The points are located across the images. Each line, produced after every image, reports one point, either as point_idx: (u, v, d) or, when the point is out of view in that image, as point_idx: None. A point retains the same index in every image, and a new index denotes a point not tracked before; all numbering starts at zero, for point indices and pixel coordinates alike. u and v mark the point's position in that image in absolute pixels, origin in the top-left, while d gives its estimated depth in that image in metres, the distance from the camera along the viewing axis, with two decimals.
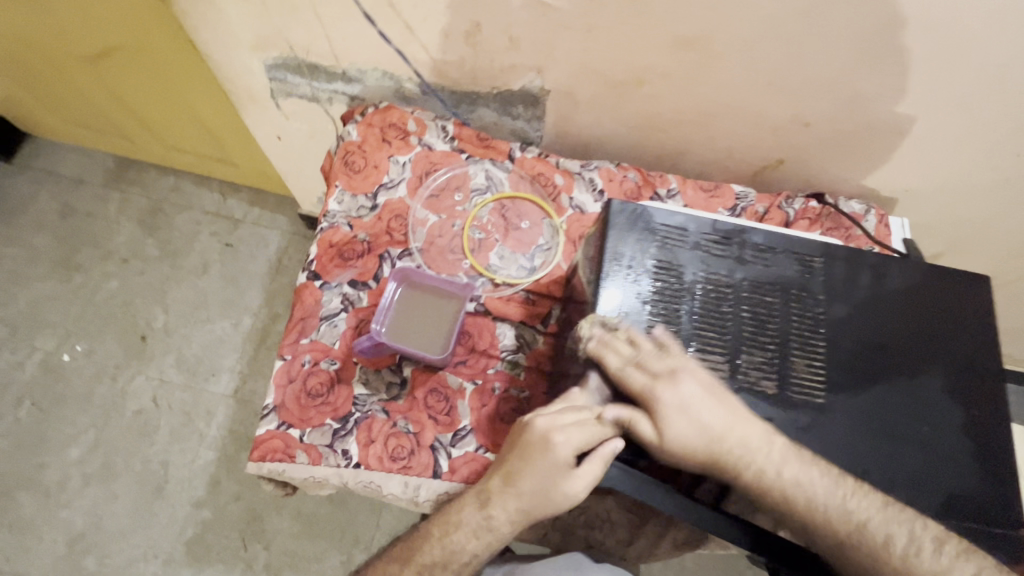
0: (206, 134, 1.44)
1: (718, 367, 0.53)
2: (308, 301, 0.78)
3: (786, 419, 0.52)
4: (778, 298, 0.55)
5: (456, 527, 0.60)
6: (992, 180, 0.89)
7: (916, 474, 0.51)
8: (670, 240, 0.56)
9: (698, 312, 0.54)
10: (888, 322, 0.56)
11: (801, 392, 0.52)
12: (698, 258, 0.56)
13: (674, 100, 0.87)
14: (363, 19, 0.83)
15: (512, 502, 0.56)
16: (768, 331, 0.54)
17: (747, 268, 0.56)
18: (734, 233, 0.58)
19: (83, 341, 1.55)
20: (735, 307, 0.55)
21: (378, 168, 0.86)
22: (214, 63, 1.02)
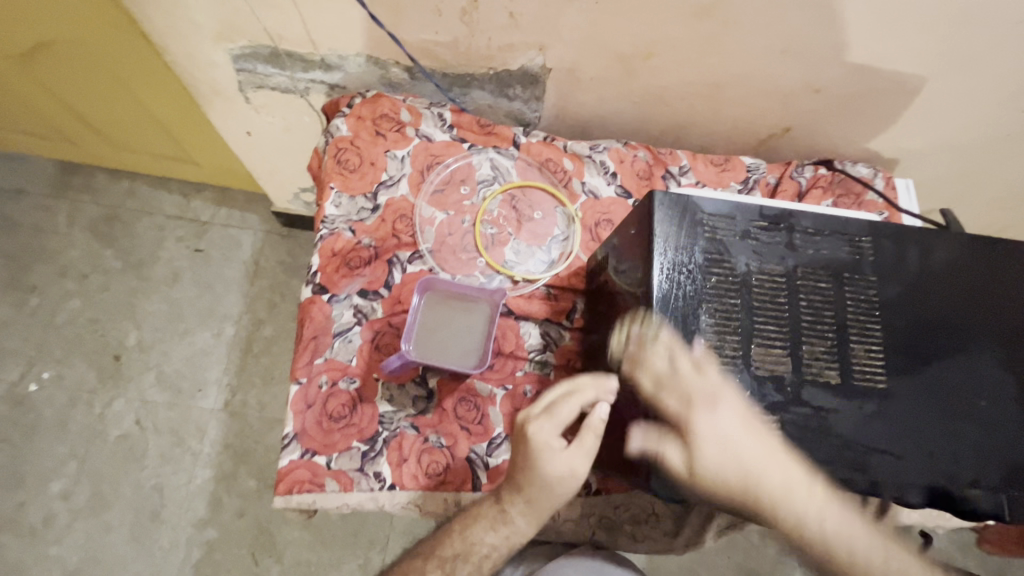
0: (162, 133, 1.32)
1: (781, 362, 0.51)
2: (318, 317, 0.72)
3: (852, 408, 0.50)
4: (832, 283, 0.54)
5: (476, 523, 0.63)
6: (993, 135, 0.89)
7: (982, 452, 0.51)
8: (719, 231, 0.54)
9: (754, 307, 0.52)
10: (940, 299, 0.55)
11: (863, 378, 0.51)
12: (748, 248, 0.54)
13: (683, 71, 0.83)
14: (345, 1, 0.75)
15: (522, 505, 0.61)
16: (826, 319, 0.53)
17: (798, 254, 0.54)
18: (781, 218, 0.55)
19: (49, 368, 1.43)
20: (789, 297, 0.53)
21: (375, 164, 0.80)
22: (171, 55, 0.91)
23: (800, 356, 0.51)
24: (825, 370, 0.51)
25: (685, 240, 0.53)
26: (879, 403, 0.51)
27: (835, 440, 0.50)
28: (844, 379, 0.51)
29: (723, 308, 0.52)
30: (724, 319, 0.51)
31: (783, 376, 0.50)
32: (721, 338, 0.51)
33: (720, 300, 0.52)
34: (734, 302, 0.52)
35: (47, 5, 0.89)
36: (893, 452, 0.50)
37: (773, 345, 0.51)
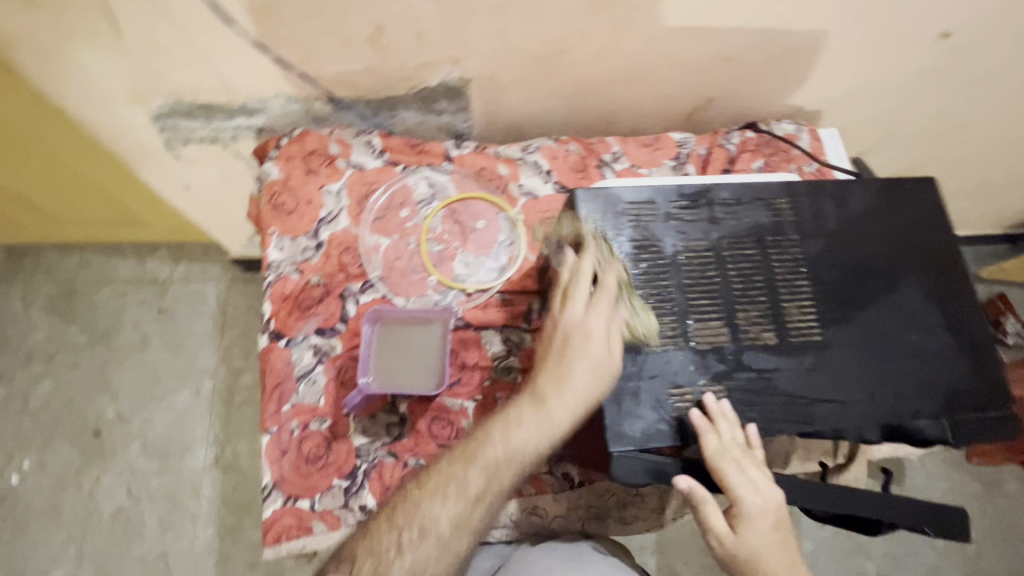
0: (102, 201, 1.29)
1: (720, 334, 0.52)
2: (278, 363, 0.72)
3: (792, 365, 0.52)
4: (756, 248, 0.56)
5: (518, 429, 0.53)
6: (904, 73, 0.92)
7: (919, 383, 0.53)
8: (642, 217, 0.56)
9: (687, 285, 0.54)
10: (862, 244, 0.57)
11: (798, 334, 0.53)
12: (672, 228, 0.56)
13: (599, 62, 0.83)
14: (251, 47, 0.75)
15: (571, 400, 0.51)
16: (755, 283, 0.55)
17: (721, 226, 0.56)
18: (699, 195, 0.57)
19: (30, 456, 1.40)
20: (718, 268, 0.55)
21: (311, 203, 0.80)
22: (91, 125, 0.90)
23: (737, 324, 0.53)
24: (762, 332, 0.53)
25: (610, 232, 0.55)
26: (816, 354, 0.53)
27: (781, 397, 0.52)
28: (781, 338, 0.53)
29: (656, 291, 0.53)
30: (660, 301, 0.53)
31: (724, 346, 0.52)
32: (659, 320, 0.53)
33: (652, 283, 0.54)
34: (666, 283, 0.54)
35: None
36: (837, 399, 0.52)
37: (709, 318, 0.53)
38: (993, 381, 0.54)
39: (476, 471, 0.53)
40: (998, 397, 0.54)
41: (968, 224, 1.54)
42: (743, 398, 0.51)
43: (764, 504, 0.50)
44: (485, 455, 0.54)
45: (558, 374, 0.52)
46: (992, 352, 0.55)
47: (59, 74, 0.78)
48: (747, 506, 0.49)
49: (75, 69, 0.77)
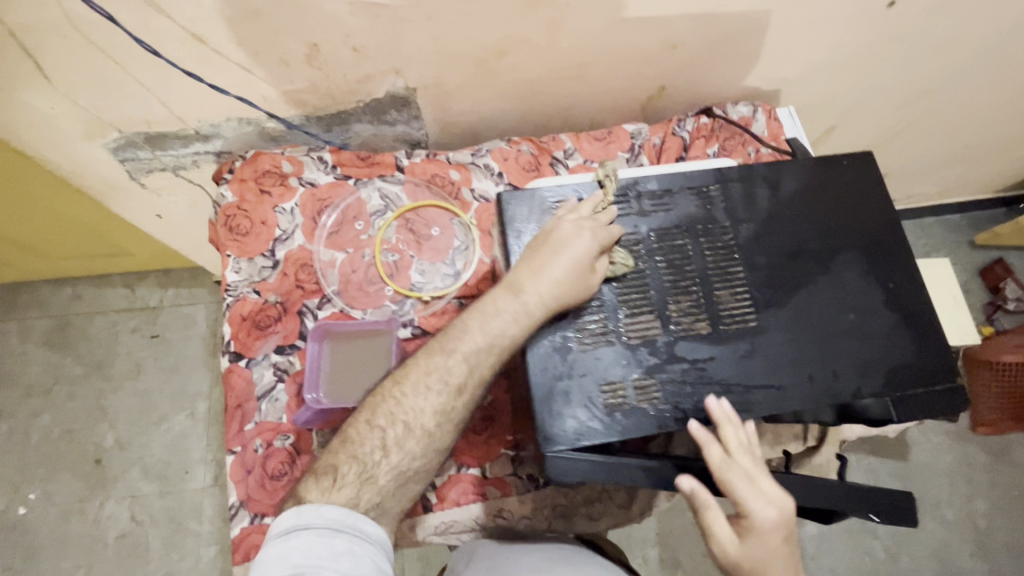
0: (84, 236, 1.31)
1: (652, 327, 0.52)
2: (239, 384, 0.73)
3: (725, 353, 0.52)
4: (686, 238, 0.55)
5: (496, 317, 0.53)
6: (856, 45, 0.91)
7: (859, 361, 0.53)
8: (569, 215, 0.56)
9: (617, 279, 0.54)
10: (796, 226, 0.56)
11: (731, 322, 0.53)
12: (600, 225, 0.55)
13: (541, 61, 0.83)
14: (187, 77, 0.76)
15: (547, 288, 0.51)
16: (687, 273, 0.54)
17: (651, 219, 0.56)
18: (627, 189, 0.57)
19: (35, 487, 1.43)
20: (648, 261, 0.54)
21: (266, 223, 0.81)
22: (55, 164, 0.93)
23: (669, 316, 0.53)
24: (694, 323, 0.53)
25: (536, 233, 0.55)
26: (750, 341, 0.52)
27: (715, 387, 0.51)
28: (714, 327, 0.52)
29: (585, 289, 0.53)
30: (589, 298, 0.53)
31: (656, 339, 0.52)
32: (589, 317, 0.53)
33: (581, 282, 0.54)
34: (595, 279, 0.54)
35: None
36: (774, 385, 0.51)
37: (640, 313, 0.52)
38: (938, 354, 0.53)
39: (456, 362, 0.55)
40: (942, 370, 0.53)
41: (954, 191, 1.51)
42: (676, 390, 0.51)
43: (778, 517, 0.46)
44: (465, 344, 0.55)
45: (539, 267, 0.52)
46: (935, 326, 0.54)
47: (13, 119, 0.80)
48: (758, 520, 0.45)
49: (28, 113, 0.79)
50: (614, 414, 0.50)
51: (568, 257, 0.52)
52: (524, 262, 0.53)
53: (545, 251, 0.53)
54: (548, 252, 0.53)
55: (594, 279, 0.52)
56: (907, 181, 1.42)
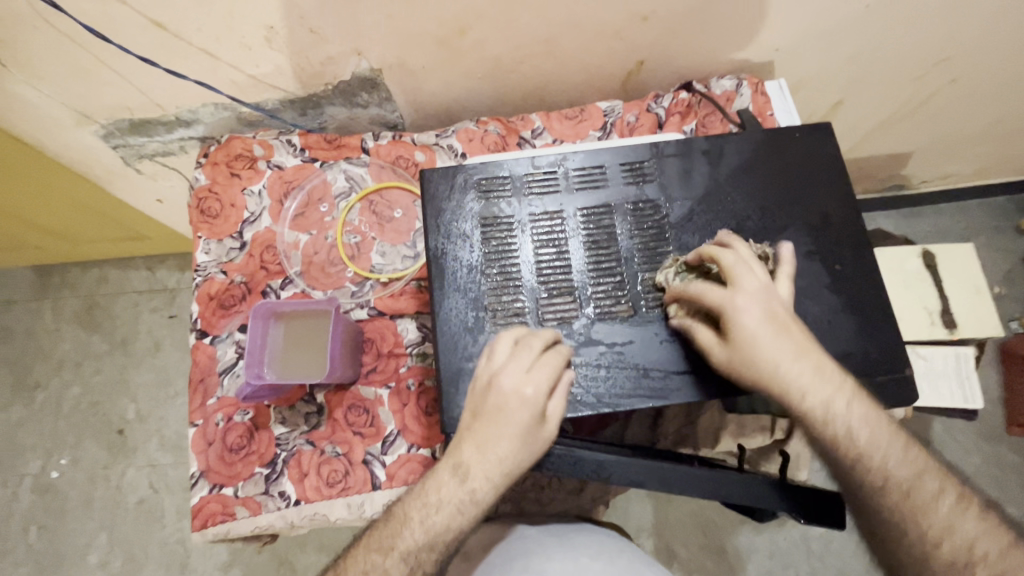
0: (101, 219, 1.28)
1: (569, 308, 0.54)
2: (203, 360, 0.76)
3: (646, 335, 0.53)
4: (612, 217, 0.56)
5: (437, 510, 0.50)
6: (853, 11, 0.83)
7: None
8: (493, 194, 0.57)
9: (538, 258, 0.55)
10: (733, 203, 0.56)
11: (654, 305, 0.54)
12: (526, 203, 0.57)
13: (505, 36, 0.80)
14: (146, 64, 0.78)
15: (493, 467, 0.48)
16: (611, 254, 0.55)
17: (578, 197, 0.57)
18: (555, 165, 0.58)
19: (66, 453, 1.44)
20: (573, 242, 0.56)
21: (235, 205, 0.83)
22: (53, 147, 0.97)
23: (588, 297, 0.54)
24: (615, 306, 0.54)
25: (460, 211, 0.57)
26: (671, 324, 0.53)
27: (631, 369, 0.52)
28: (635, 309, 0.54)
29: (505, 270, 0.55)
30: (507, 278, 0.55)
31: (573, 322, 0.54)
32: (506, 297, 0.55)
33: (500, 264, 0.55)
34: (516, 257, 0.55)
35: None
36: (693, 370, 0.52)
37: (558, 297, 0.54)
38: (882, 343, 0.53)
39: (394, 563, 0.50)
40: (886, 359, 0.52)
41: (995, 170, 1.38)
42: (592, 374, 0.52)
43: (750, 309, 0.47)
44: (403, 542, 0.50)
45: (456, 331, 0.54)
46: (880, 310, 0.54)
47: (5, 106, 0.84)
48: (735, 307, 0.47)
49: (16, 98, 0.83)
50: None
51: (510, 427, 0.48)
52: (463, 437, 0.49)
53: (484, 422, 0.48)
54: (487, 423, 0.48)
55: (544, 439, 0.49)
56: (937, 159, 1.30)
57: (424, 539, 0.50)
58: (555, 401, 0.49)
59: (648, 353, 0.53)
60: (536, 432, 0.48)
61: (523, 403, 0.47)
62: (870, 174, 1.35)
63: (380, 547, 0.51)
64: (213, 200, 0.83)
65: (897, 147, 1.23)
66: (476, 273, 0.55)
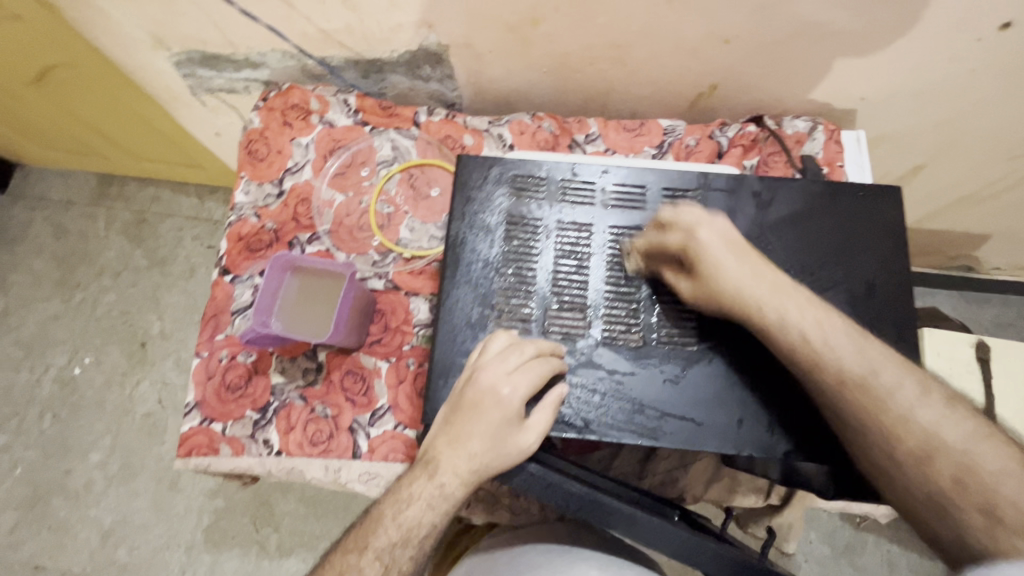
0: (162, 142, 1.32)
1: (577, 325, 0.52)
2: (220, 297, 0.78)
3: (650, 372, 0.51)
4: (643, 241, 0.55)
5: (409, 505, 0.51)
6: (956, 71, 0.76)
7: (801, 410, 0.50)
8: (525, 191, 0.56)
9: (557, 268, 0.54)
10: (773, 257, 0.53)
11: (668, 340, 0.52)
12: (557, 207, 0.56)
13: (577, 34, 0.77)
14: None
15: (464, 463, 0.49)
16: (631, 280, 0.54)
17: (611, 213, 0.55)
18: (595, 176, 0.56)
19: (90, 354, 1.51)
20: (596, 258, 0.54)
21: (281, 153, 0.84)
22: (131, 64, 1.00)
23: (598, 318, 0.53)
24: (624, 333, 0.52)
25: (488, 203, 0.56)
26: (679, 367, 0.51)
27: (626, 403, 0.50)
28: (643, 344, 0.52)
29: (520, 272, 0.54)
30: (521, 281, 0.54)
31: (578, 340, 0.52)
32: (515, 300, 0.53)
33: (517, 264, 0.54)
34: (535, 263, 0.54)
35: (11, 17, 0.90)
36: (691, 419, 0.50)
37: (568, 310, 0.53)
38: None
39: (369, 564, 0.50)
40: None
41: None
42: (584, 398, 0.50)
43: (710, 234, 0.50)
44: (377, 541, 0.51)
45: (457, 323, 0.53)
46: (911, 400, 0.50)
47: (91, 15, 0.87)
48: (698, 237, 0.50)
49: (101, 12, 0.86)
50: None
51: (484, 425, 0.48)
52: (440, 430, 0.50)
53: (461, 418, 0.49)
54: (462, 418, 0.49)
55: (522, 448, 0.48)
56: (1014, 246, 1.21)
57: (397, 536, 0.50)
58: (537, 414, 0.49)
59: (647, 390, 0.50)
60: (510, 436, 0.48)
61: (499, 405, 0.48)
62: (939, 249, 1.27)
63: (355, 548, 0.52)
64: (263, 144, 0.83)
65: (973, 226, 1.15)
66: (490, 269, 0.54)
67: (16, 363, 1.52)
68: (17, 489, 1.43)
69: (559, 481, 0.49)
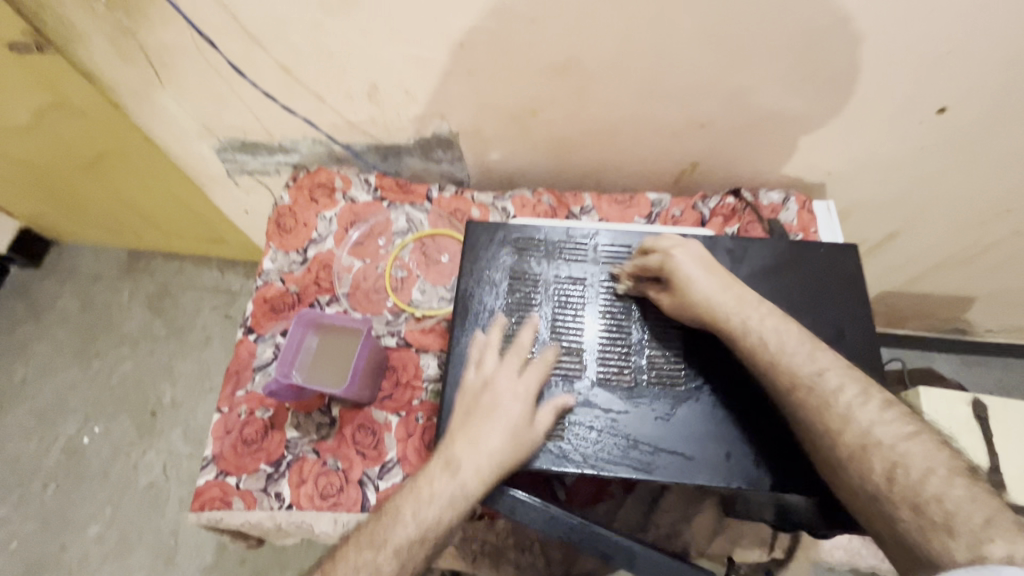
0: (193, 219, 1.44)
1: (575, 368, 0.58)
2: (243, 354, 0.84)
3: (643, 411, 0.56)
4: (631, 291, 0.62)
5: (428, 504, 0.53)
6: (908, 148, 0.86)
7: (788, 445, 0.54)
8: (526, 251, 0.64)
9: (556, 317, 0.61)
10: None
11: (657, 381, 0.57)
12: (554, 263, 0.64)
13: (571, 121, 0.89)
14: (266, 97, 0.91)
15: (483, 462, 0.53)
16: (623, 327, 0.60)
17: (602, 269, 0.63)
18: (587, 237, 0.65)
19: (100, 423, 1.54)
20: (590, 307, 0.62)
21: (307, 225, 0.93)
22: (176, 152, 1.13)
23: (593, 361, 0.59)
24: (617, 375, 0.58)
25: (493, 260, 0.63)
26: (668, 406, 0.56)
27: (620, 438, 0.55)
28: (634, 385, 0.57)
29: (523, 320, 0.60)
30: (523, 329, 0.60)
31: (576, 381, 0.57)
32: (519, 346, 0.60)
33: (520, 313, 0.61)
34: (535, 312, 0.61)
35: (79, 112, 1.04)
36: (683, 454, 0.54)
37: (567, 354, 0.59)
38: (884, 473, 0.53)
39: None
40: None
41: None
42: (583, 434, 0.55)
43: (683, 253, 0.59)
44: (397, 537, 0.52)
45: (472, 363, 0.58)
46: None
47: (150, 111, 1.01)
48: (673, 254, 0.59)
49: (159, 108, 0.99)
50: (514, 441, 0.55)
51: (499, 422, 0.54)
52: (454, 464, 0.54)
53: (477, 425, 0.54)
54: (479, 426, 0.54)
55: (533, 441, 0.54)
56: (1000, 309, 1.26)
57: (415, 532, 0.52)
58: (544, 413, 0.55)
59: (641, 426, 0.55)
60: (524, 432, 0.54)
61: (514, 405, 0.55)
62: (928, 312, 1.31)
63: None
64: (292, 217, 0.93)
65: (956, 288, 1.21)
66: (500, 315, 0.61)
67: (26, 432, 1.54)
68: (9, 564, 1.40)
69: (557, 518, 0.54)
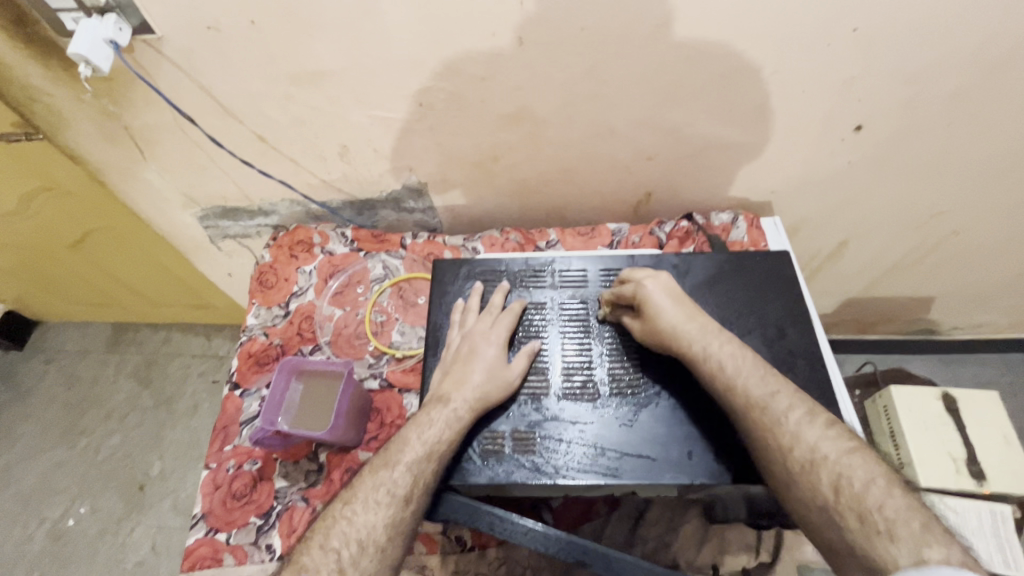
0: (178, 286, 1.47)
1: (542, 386, 0.65)
2: (230, 409, 0.86)
3: (606, 419, 0.62)
4: (588, 311, 0.70)
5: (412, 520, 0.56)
6: (837, 165, 0.94)
7: (738, 437, 0.60)
8: (490, 279, 0.74)
9: (522, 340, 0.69)
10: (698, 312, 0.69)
11: (617, 391, 0.64)
12: (518, 289, 0.73)
13: (529, 165, 0.96)
14: (244, 165, 0.98)
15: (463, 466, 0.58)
16: (584, 345, 0.68)
17: (560, 292, 0.72)
18: (545, 266, 0.75)
19: (87, 502, 1.50)
20: (552, 328, 0.69)
21: (288, 280, 0.97)
22: (159, 223, 1.18)
23: (559, 378, 0.65)
24: (581, 389, 0.64)
25: (462, 289, 0.74)
26: (629, 413, 0.62)
27: (588, 447, 0.61)
28: (597, 397, 0.64)
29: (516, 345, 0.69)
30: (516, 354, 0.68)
31: (543, 399, 0.64)
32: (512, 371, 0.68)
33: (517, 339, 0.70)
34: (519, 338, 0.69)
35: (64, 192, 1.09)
36: (646, 456, 0.59)
37: (534, 374, 0.66)
38: None
39: None
40: None
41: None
42: (553, 447, 0.61)
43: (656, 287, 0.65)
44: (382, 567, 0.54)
45: (450, 396, 0.62)
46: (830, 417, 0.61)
47: (133, 186, 1.06)
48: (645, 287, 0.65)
49: (143, 183, 1.05)
50: (488, 459, 0.61)
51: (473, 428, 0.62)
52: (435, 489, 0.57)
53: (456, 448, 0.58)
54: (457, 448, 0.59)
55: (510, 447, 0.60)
56: (958, 307, 1.32)
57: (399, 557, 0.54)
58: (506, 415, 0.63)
59: (605, 433, 0.61)
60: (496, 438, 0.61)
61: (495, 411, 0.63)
62: (892, 315, 1.37)
63: None
64: (273, 274, 0.97)
65: (912, 290, 1.27)
66: (475, 343, 0.66)
67: (10, 518, 1.50)
68: None
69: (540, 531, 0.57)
